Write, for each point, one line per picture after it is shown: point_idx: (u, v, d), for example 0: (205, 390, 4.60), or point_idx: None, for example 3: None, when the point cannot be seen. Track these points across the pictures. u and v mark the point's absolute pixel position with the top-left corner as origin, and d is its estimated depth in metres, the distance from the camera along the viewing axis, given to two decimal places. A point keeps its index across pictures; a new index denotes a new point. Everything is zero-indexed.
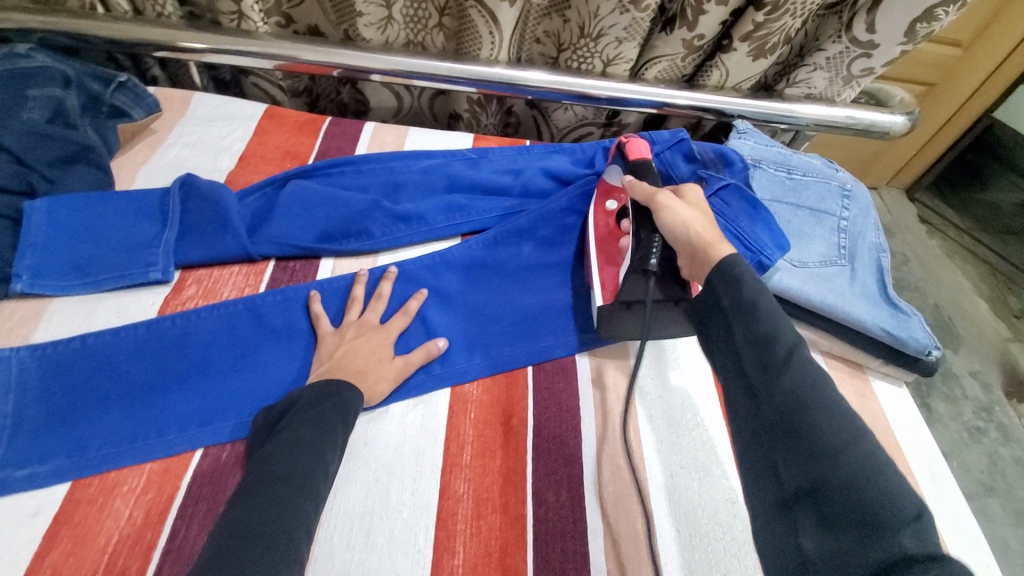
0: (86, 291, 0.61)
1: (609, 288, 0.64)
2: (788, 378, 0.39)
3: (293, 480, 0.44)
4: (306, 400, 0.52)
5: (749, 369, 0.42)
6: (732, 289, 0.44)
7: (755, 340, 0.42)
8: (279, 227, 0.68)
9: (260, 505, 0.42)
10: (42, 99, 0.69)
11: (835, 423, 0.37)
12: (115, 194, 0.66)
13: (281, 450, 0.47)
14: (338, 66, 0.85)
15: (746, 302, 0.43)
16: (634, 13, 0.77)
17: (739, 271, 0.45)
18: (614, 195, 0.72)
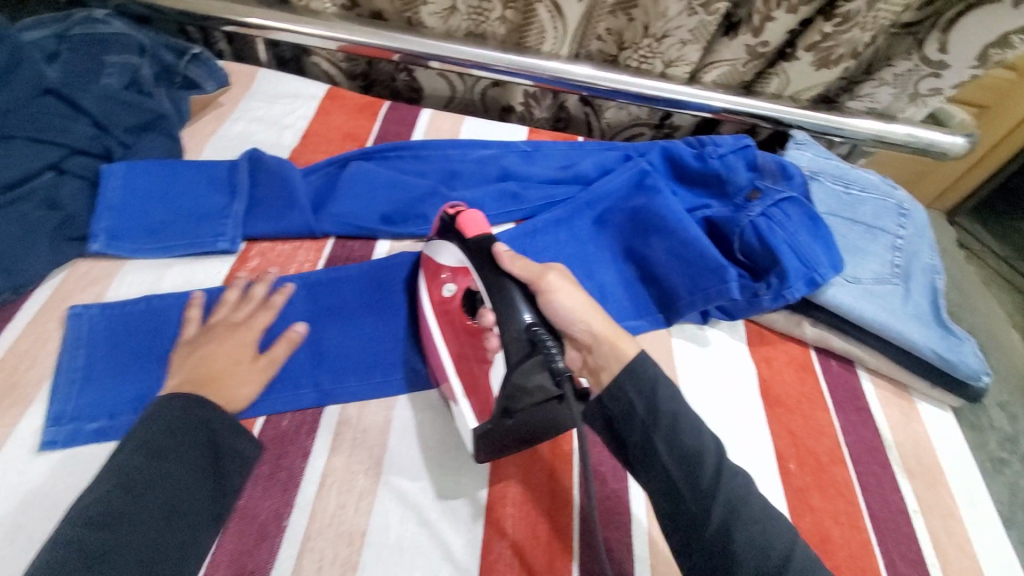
0: (157, 256, 0.63)
1: (485, 406, 0.51)
2: (722, 499, 0.44)
3: (103, 525, 0.41)
4: (146, 419, 0.47)
5: (687, 491, 0.45)
6: (652, 400, 0.47)
7: (687, 458, 0.45)
8: (342, 206, 0.70)
9: (66, 556, 0.39)
10: (119, 66, 0.72)
11: (771, 534, 0.44)
12: (185, 163, 0.68)
13: (142, 483, 0.44)
14: (399, 52, 0.86)
15: (669, 422, 0.46)
16: (703, 16, 0.77)
17: (653, 376, 0.48)
18: (444, 275, 0.59)
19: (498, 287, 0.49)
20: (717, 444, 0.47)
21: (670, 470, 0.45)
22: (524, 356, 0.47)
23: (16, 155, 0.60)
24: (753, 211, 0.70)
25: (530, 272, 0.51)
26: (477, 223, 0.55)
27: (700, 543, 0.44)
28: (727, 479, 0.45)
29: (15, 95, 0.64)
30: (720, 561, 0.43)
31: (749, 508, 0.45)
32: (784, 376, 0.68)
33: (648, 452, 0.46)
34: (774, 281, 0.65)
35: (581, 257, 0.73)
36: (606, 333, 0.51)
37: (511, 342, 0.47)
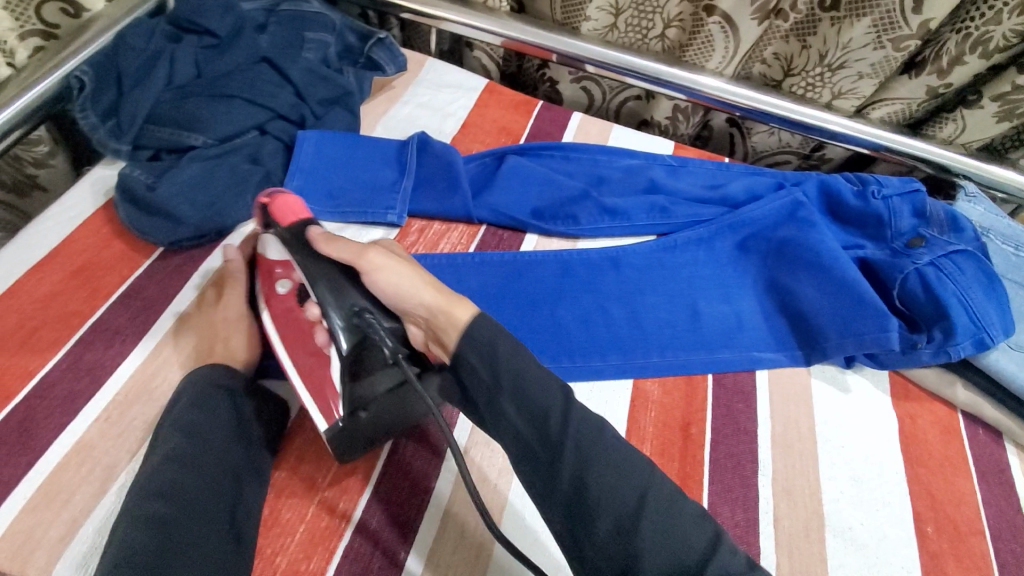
0: (333, 219, 0.69)
1: (335, 405, 0.50)
2: (569, 449, 0.43)
3: (171, 498, 0.43)
4: (186, 398, 0.50)
5: (541, 448, 0.44)
6: (492, 357, 0.47)
7: (535, 416, 0.45)
8: (498, 197, 0.73)
9: (142, 528, 0.41)
10: (316, 43, 0.79)
11: (622, 479, 0.43)
12: (364, 138, 0.74)
13: (190, 456, 0.46)
14: (558, 53, 0.88)
15: (513, 383, 0.46)
16: (888, 51, 0.75)
17: (489, 339, 0.47)
18: (276, 271, 0.57)
19: (324, 275, 0.51)
20: (570, 395, 0.46)
21: (519, 428, 0.45)
22: (359, 343, 0.50)
23: (233, 113, 0.69)
24: (920, 260, 0.67)
25: (352, 254, 0.51)
26: (295, 210, 0.55)
27: (563, 498, 0.43)
28: (571, 426, 0.44)
29: (236, 61, 0.73)
30: (577, 516, 0.43)
31: (608, 456, 0.43)
32: (926, 436, 0.65)
33: (499, 415, 0.46)
34: (937, 335, 0.63)
35: (720, 280, 0.72)
36: (439, 304, 0.50)
37: (337, 335, 0.50)
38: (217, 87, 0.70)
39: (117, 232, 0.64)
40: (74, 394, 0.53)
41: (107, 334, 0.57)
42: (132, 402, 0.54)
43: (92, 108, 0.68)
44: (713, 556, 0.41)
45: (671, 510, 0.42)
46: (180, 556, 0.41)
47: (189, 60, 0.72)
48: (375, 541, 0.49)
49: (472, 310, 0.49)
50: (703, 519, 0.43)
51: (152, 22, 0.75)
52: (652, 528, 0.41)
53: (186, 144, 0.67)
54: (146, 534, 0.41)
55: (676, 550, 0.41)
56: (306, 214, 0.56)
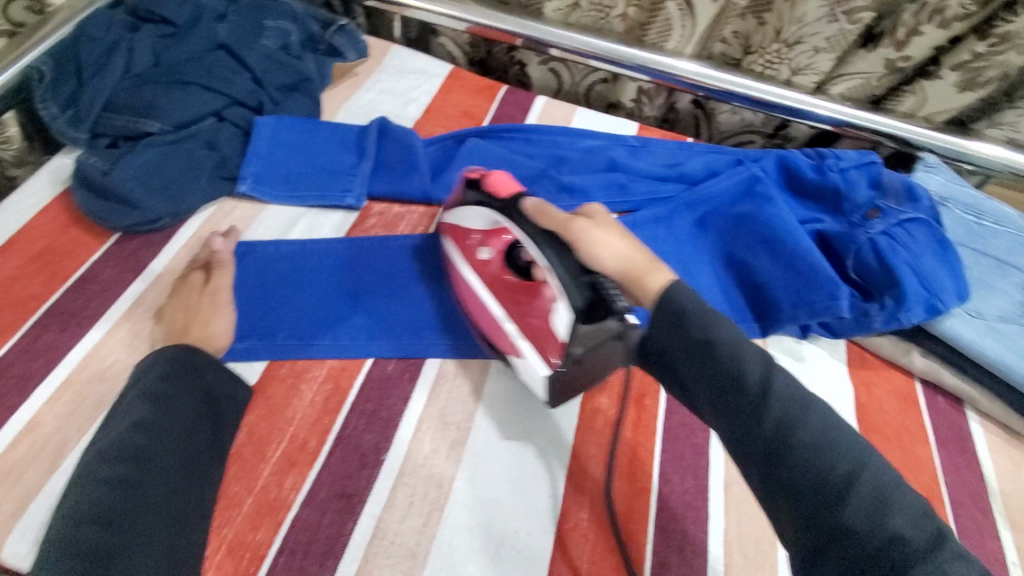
0: (292, 203, 0.70)
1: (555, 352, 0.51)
2: (772, 419, 0.38)
3: (134, 459, 0.44)
4: (156, 367, 0.50)
5: (714, 401, 0.41)
6: (680, 327, 0.42)
7: (721, 377, 0.40)
8: (458, 177, 0.74)
9: (101, 487, 0.42)
10: (276, 30, 0.80)
11: (832, 456, 0.37)
12: (324, 123, 0.74)
13: (156, 424, 0.46)
14: (522, 37, 0.89)
15: (700, 339, 0.41)
16: (844, 23, 0.75)
17: (679, 308, 0.43)
18: (471, 240, 0.59)
19: (545, 239, 0.50)
20: (772, 368, 0.40)
21: (701, 388, 0.42)
22: (590, 305, 0.47)
23: (189, 100, 0.69)
24: (873, 229, 0.67)
25: (562, 223, 0.51)
26: (508, 183, 0.56)
27: (760, 457, 0.39)
28: (774, 395, 0.39)
29: (194, 49, 0.74)
30: (767, 475, 0.39)
31: (797, 419, 0.38)
32: (884, 405, 0.65)
33: (680, 374, 0.43)
34: (888, 303, 0.63)
35: (678, 256, 0.72)
36: (634, 264, 0.47)
37: (568, 293, 0.48)
38: (174, 74, 0.70)
39: (75, 219, 0.65)
40: (29, 375, 0.54)
41: (62, 318, 0.58)
42: (87, 382, 0.54)
43: (52, 99, 0.68)
44: (924, 552, 0.34)
45: (884, 498, 0.36)
46: (137, 521, 0.42)
47: (147, 49, 0.73)
48: (323, 513, 0.49)
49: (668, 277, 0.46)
50: (917, 505, 0.36)
51: (111, 12, 0.75)
52: (851, 506, 0.35)
53: (143, 131, 0.68)
54: (105, 494, 0.41)
55: (880, 536, 0.34)
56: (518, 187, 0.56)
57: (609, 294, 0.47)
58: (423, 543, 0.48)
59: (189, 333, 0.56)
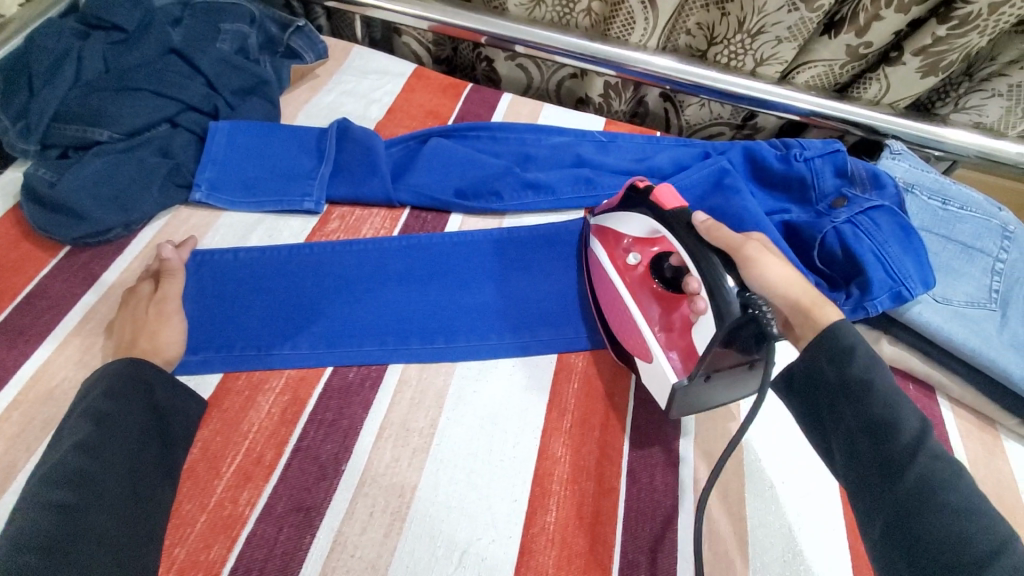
0: (249, 209, 0.68)
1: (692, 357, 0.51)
2: (914, 476, 0.40)
3: (80, 484, 0.42)
4: (103, 386, 0.48)
5: (854, 439, 0.43)
6: (841, 363, 0.44)
7: (876, 425, 0.42)
8: (420, 178, 0.72)
9: (45, 514, 0.40)
10: (232, 34, 0.78)
11: (981, 532, 0.37)
12: (282, 127, 0.73)
13: (102, 446, 0.45)
14: (486, 34, 0.88)
15: (862, 380, 0.43)
16: (803, 12, 0.74)
17: (848, 341, 0.45)
18: (625, 243, 0.61)
19: (703, 252, 0.51)
20: (931, 429, 0.41)
21: (851, 429, 0.43)
22: (734, 322, 0.46)
23: (140, 106, 0.67)
24: (838, 218, 0.67)
25: (729, 242, 0.51)
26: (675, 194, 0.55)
27: (879, 493, 0.41)
28: (927, 454, 0.40)
29: (145, 54, 0.72)
30: (885, 512, 0.40)
31: (945, 486, 0.39)
32: None
33: (833, 415, 0.45)
34: (855, 292, 0.63)
35: None
36: (808, 294, 0.49)
37: (722, 311, 0.47)
38: (123, 80, 0.68)
39: (25, 233, 0.63)
40: None
41: (9, 336, 0.56)
42: (34, 401, 0.53)
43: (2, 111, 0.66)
44: None
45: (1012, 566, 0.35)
46: (83, 546, 0.40)
47: (97, 57, 0.71)
48: (280, 527, 0.48)
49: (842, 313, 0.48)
50: None
51: (61, 20, 0.73)
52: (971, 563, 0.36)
53: (92, 140, 0.66)
54: (48, 521, 0.40)
55: None
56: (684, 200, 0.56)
57: (764, 318, 0.46)
58: (385, 555, 0.47)
59: (137, 344, 0.53)
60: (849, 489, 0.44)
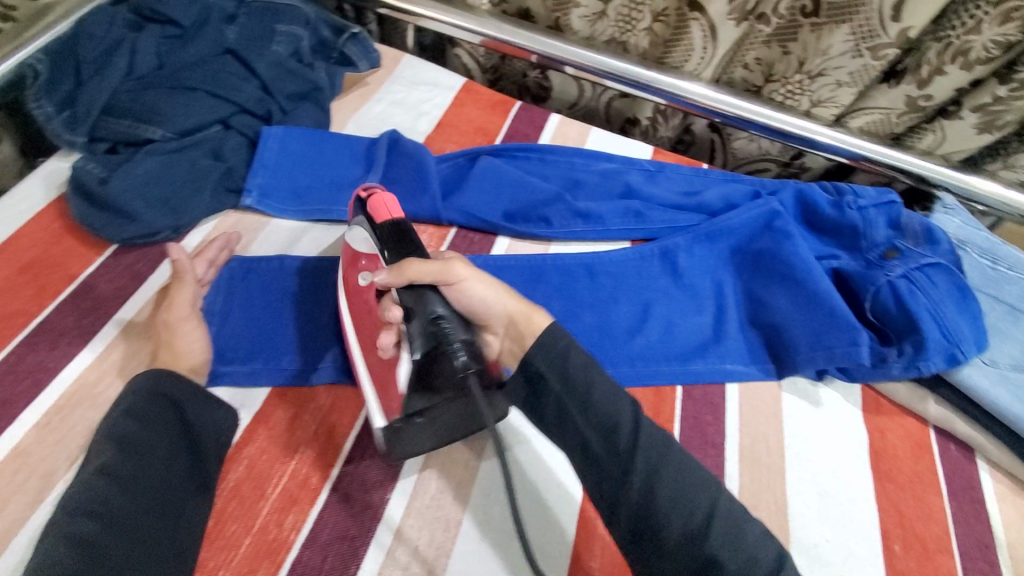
0: (297, 217, 0.67)
1: (394, 404, 0.48)
2: (642, 460, 0.45)
3: (98, 513, 0.42)
4: (126, 408, 0.48)
5: (597, 445, 0.47)
6: (560, 365, 0.48)
7: (605, 428, 0.46)
8: (470, 198, 0.71)
9: (63, 545, 0.40)
10: (287, 37, 0.77)
11: (694, 489, 0.45)
12: (332, 135, 0.72)
13: (123, 470, 0.45)
14: (535, 53, 0.87)
15: (582, 386, 0.47)
16: (868, 59, 0.75)
17: (562, 347, 0.49)
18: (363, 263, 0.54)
19: (416, 288, 0.48)
20: (639, 417, 0.47)
21: (586, 433, 0.47)
22: (421, 354, 0.46)
23: (194, 106, 0.66)
24: (892, 272, 0.67)
25: (443, 272, 0.49)
26: (390, 207, 0.53)
27: (616, 488, 0.46)
28: (644, 443, 0.45)
29: (200, 53, 0.71)
30: (636, 509, 0.45)
31: (645, 452, 0.45)
32: (896, 450, 0.64)
33: (567, 419, 0.48)
34: (908, 349, 0.63)
35: (692, 291, 0.70)
36: (520, 308, 0.52)
37: (410, 340, 0.47)
38: (179, 79, 0.67)
39: (69, 228, 0.62)
40: (14, 398, 0.51)
41: (52, 336, 0.55)
42: (76, 406, 0.52)
43: (46, 98, 0.65)
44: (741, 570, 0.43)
45: (738, 533, 0.44)
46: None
47: (150, 50, 0.69)
48: (324, 556, 0.47)
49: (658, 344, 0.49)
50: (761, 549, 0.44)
51: (113, 9, 0.71)
52: (699, 535, 0.43)
53: (143, 137, 0.65)
54: (68, 553, 0.40)
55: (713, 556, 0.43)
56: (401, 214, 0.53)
57: (455, 354, 0.45)
58: None
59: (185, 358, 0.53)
60: (593, 485, 0.47)
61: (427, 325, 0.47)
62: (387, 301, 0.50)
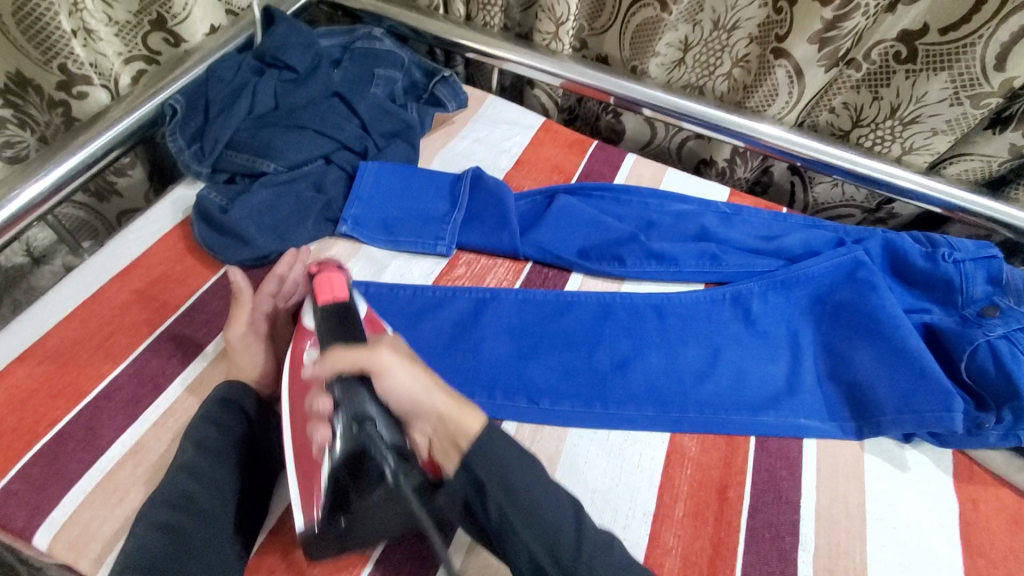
0: (387, 246, 0.72)
1: (316, 504, 0.47)
2: (528, 491, 0.48)
3: (186, 506, 0.47)
4: (207, 415, 0.53)
5: (488, 483, 0.48)
6: (458, 401, 0.50)
7: (499, 464, 0.49)
8: (547, 235, 0.74)
9: (158, 535, 0.45)
10: (385, 79, 0.84)
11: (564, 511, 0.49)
12: (421, 170, 0.77)
13: (202, 468, 0.49)
14: (615, 95, 0.88)
15: (476, 425, 0.49)
16: (967, 108, 0.72)
17: (447, 394, 0.50)
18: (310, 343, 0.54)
19: (346, 380, 0.46)
20: (526, 450, 0.51)
21: (479, 470, 0.48)
22: (354, 457, 0.45)
23: (303, 143, 0.73)
24: (992, 331, 0.63)
25: (366, 362, 0.47)
26: (334, 292, 0.54)
27: (504, 519, 0.48)
28: (532, 473, 0.49)
29: (312, 95, 0.79)
30: (528, 543, 0.47)
31: (527, 493, 0.48)
32: (990, 525, 0.59)
33: (461, 460, 0.49)
34: (1007, 417, 0.59)
35: (767, 340, 0.68)
36: (450, 410, 0.49)
37: (342, 440, 0.45)
38: (292, 118, 0.75)
39: (190, 248, 0.69)
40: (137, 398, 0.57)
41: (171, 345, 0.61)
42: (184, 411, 0.57)
43: (180, 133, 0.74)
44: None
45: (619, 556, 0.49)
46: (188, 559, 0.45)
47: (268, 92, 0.77)
48: (396, 574, 0.51)
49: (405, 377, 0.49)
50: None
51: (241, 56, 0.80)
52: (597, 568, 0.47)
53: (259, 170, 0.72)
54: (158, 540, 0.44)
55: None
56: (343, 297, 0.54)
57: (383, 457, 0.45)
58: None
59: None
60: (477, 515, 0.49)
61: (352, 419, 0.45)
62: (313, 388, 0.49)
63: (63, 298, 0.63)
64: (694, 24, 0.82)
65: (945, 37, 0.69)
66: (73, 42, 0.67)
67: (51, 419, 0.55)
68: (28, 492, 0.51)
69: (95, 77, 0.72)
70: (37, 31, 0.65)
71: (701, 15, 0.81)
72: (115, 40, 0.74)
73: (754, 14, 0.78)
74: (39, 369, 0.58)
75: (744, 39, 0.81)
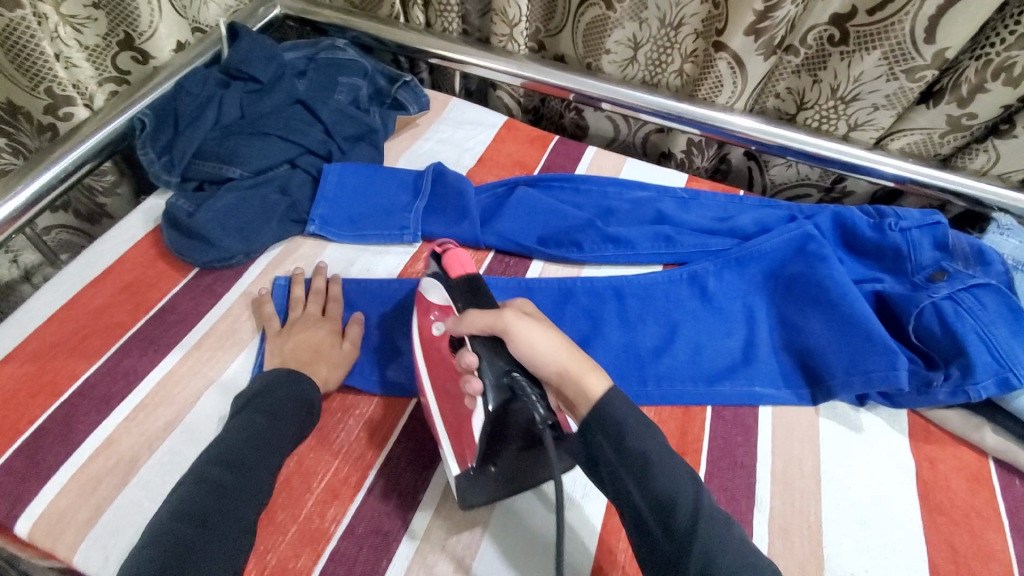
0: (352, 242, 0.75)
1: (467, 452, 0.49)
2: (697, 543, 0.41)
3: (241, 466, 0.48)
4: (270, 386, 0.55)
5: (645, 515, 0.43)
6: (617, 437, 0.44)
7: (659, 505, 0.43)
8: (507, 225, 0.76)
9: (206, 490, 0.46)
10: (348, 86, 0.87)
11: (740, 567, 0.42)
12: (383, 169, 0.80)
13: (261, 433, 0.51)
14: (574, 92, 0.91)
15: (638, 459, 0.43)
16: (904, 81, 0.75)
17: (620, 417, 0.45)
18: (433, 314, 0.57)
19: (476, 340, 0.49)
20: (698, 494, 0.43)
21: (636, 500, 0.43)
22: (501, 404, 0.46)
23: (267, 149, 0.76)
24: (937, 293, 0.65)
25: (489, 325, 0.49)
26: (457, 266, 0.56)
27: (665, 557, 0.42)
28: (704, 525, 0.42)
29: (275, 103, 0.81)
30: None
31: (693, 536, 0.42)
32: (950, 483, 0.61)
33: (620, 488, 0.44)
34: (955, 372, 0.61)
35: (722, 316, 0.70)
36: (575, 366, 0.47)
37: (494, 390, 0.46)
38: (256, 126, 0.78)
39: (162, 254, 0.72)
40: (110, 395, 0.59)
41: (143, 344, 0.64)
42: (157, 404, 0.59)
43: (150, 146, 0.76)
44: None
45: None
46: (234, 509, 0.45)
47: (235, 102, 0.80)
48: (360, 547, 0.52)
49: (543, 334, 0.48)
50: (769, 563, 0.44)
51: (207, 70, 0.83)
52: None
53: (226, 176, 0.75)
54: (207, 494, 0.46)
55: None
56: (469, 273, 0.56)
57: (531, 400, 0.45)
58: None
59: None
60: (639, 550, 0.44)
61: (496, 372, 0.47)
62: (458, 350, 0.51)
63: (42, 304, 0.65)
64: (640, 22, 0.85)
65: (872, 18, 0.72)
66: (57, 68, 0.70)
67: (29, 417, 0.57)
68: (8, 485, 0.53)
69: (79, 98, 0.76)
70: (25, 60, 0.68)
71: (647, 13, 0.84)
72: (89, 65, 0.77)
73: (697, 10, 0.81)
74: (19, 370, 0.60)
75: (690, 34, 0.84)
